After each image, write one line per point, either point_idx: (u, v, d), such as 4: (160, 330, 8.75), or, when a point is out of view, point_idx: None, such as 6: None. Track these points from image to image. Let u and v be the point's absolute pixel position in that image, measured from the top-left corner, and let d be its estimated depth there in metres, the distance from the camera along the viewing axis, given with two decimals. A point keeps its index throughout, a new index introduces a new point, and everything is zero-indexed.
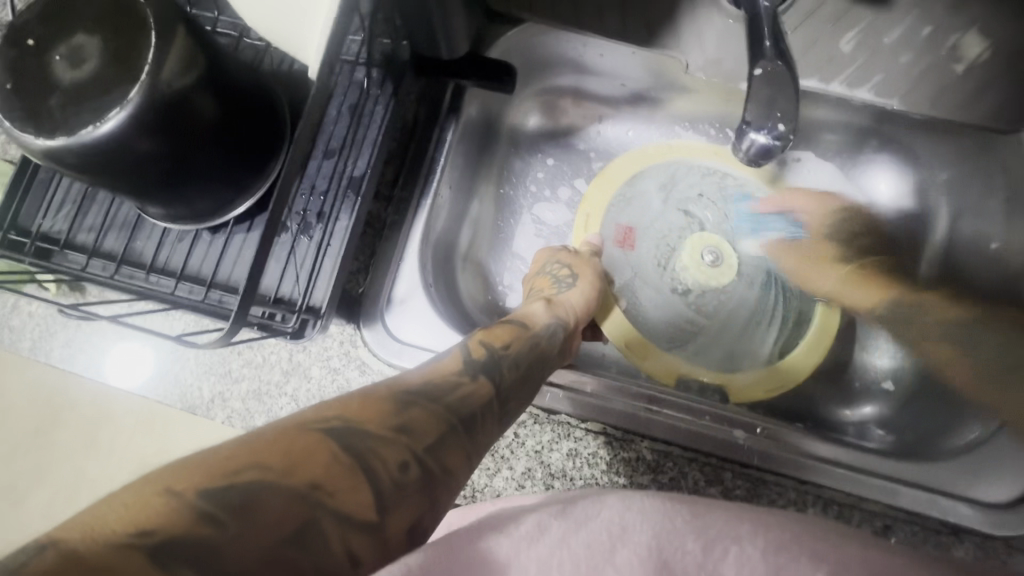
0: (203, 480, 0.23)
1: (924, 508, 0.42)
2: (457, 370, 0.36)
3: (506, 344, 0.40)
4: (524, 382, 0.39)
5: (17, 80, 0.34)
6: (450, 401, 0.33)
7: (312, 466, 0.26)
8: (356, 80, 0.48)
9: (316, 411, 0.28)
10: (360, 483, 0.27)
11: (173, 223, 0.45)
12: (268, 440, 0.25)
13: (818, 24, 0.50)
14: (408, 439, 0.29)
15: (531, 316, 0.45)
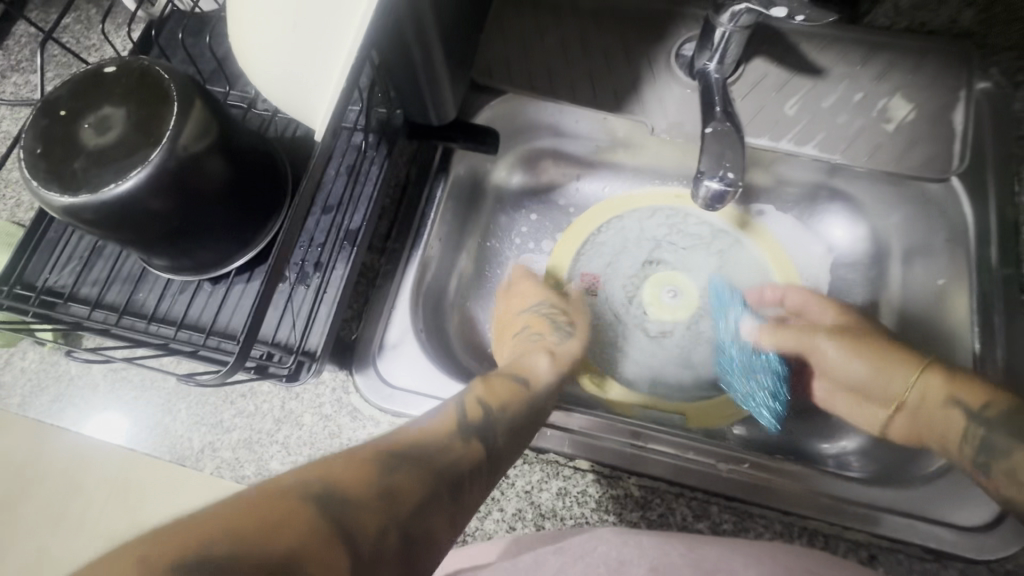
0: (175, 552, 0.24)
1: (904, 534, 0.43)
2: (452, 431, 0.40)
3: (504, 403, 0.44)
4: (518, 442, 0.43)
5: (47, 145, 0.38)
6: (435, 467, 0.37)
7: (289, 534, 0.27)
8: (354, 145, 0.52)
9: (295, 479, 0.31)
10: (337, 549, 0.28)
11: (175, 274, 0.48)
12: (243, 510, 0.27)
13: (764, 92, 0.57)
14: (387, 507, 0.32)
15: (532, 371, 0.50)
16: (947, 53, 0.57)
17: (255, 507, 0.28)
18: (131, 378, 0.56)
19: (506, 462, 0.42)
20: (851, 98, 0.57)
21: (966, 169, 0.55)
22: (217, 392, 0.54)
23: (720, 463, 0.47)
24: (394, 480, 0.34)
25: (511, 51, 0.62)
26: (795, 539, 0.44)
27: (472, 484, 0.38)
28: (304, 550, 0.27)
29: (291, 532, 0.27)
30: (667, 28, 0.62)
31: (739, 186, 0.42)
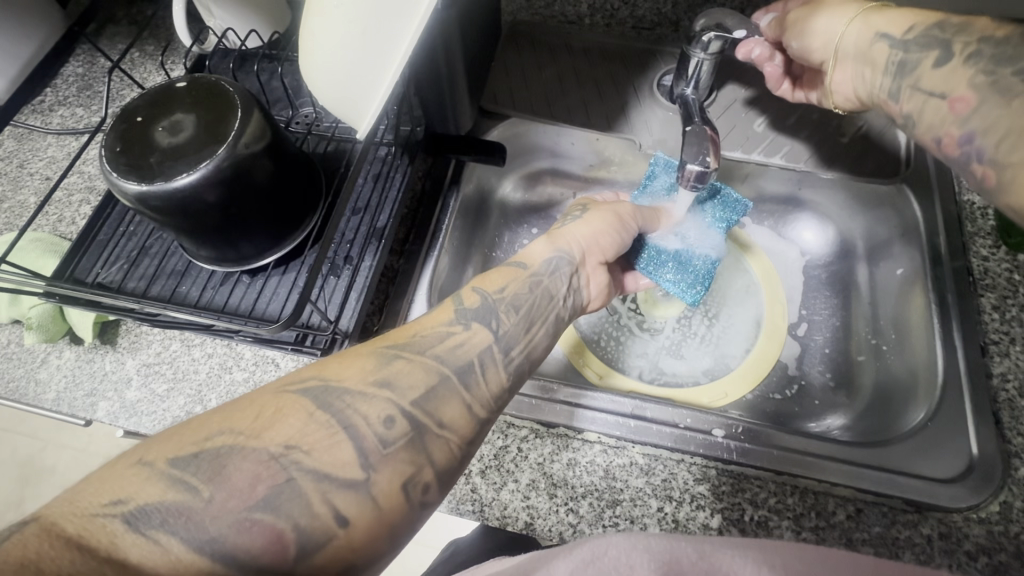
0: (176, 452, 0.31)
1: (885, 487, 0.48)
2: (449, 319, 0.43)
3: (500, 289, 0.46)
4: (529, 328, 0.45)
5: (126, 145, 0.45)
6: (437, 351, 0.40)
7: (277, 434, 0.33)
8: (380, 157, 0.59)
9: (296, 375, 0.36)
10: (341, 442, 0.34)
11: (218, 266, 0.53)
12: (242, 413, 0.33)
13: (734, 114, 0.67)
14: (389, 396, 0.36)
15: (534, 253, 0.50)
16: None
17: (248, 409, 0.34)
18: (164, 372, 0.59)
19: (524, 343, 0.44)
20: (811, 116, 0.66)
21: (913, 174, 0.63)
22: (246, 382, 0.58)
23: (716, 430, 0.51)
24: (392, 371, 0.38)
25: (515, 83, 0.71)
26: (788, 497, 0.48)
27: (485, 366, 0.41)
28: (300, 440, 0.33)
29: (282, 429, 0.33)
30: (648, 63, 0.71)
31: (715, 167, 0.49)
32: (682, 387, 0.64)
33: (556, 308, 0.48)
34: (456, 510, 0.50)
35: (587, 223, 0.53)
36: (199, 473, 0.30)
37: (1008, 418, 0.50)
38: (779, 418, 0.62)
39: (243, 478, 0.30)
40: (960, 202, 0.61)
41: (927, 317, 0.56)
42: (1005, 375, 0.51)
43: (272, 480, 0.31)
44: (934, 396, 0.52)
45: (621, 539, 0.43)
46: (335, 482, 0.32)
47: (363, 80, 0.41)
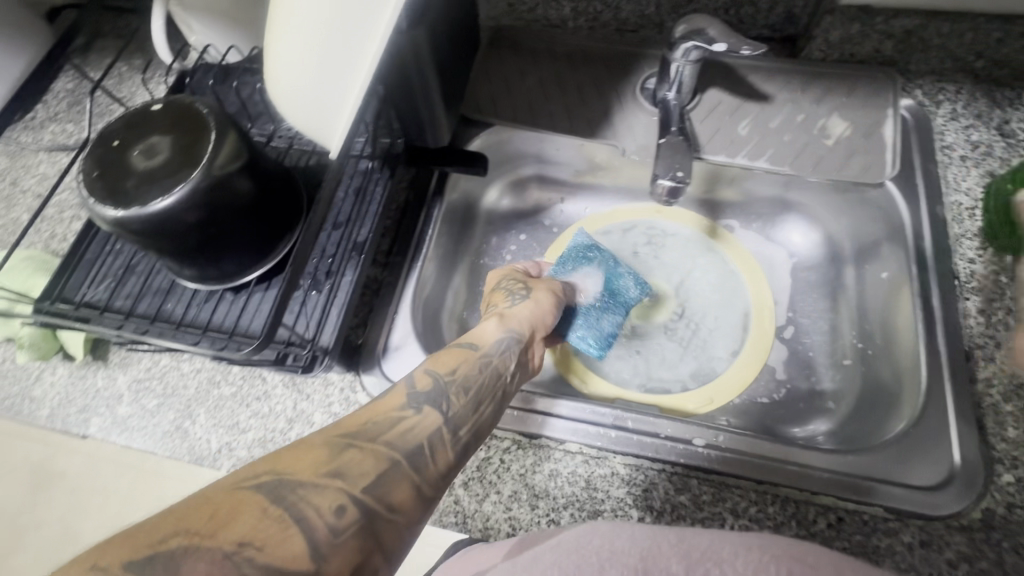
0: (131, 556, 0.29)
1: (864, 495, 0.47)
2: (401, 404, 0.44)
3: (451, 371, 0.48)
4: (479, 405, 0.47)
5: (102, 169, 0.45)
6: (387, 438, 0.41)
7: (232, 531, 0.32)
8: (360, 170, 0.59)
9: (249, 470, 0.36)
10: (290, 535, 0.33)
11: (202, 284, 0.54)
12: (193, 510, 0.32)
13: (719, 116, 0.66)
14: (340, 486, 0.36)
15: (484, 335, 0.53)
16: (875, 76, 0.66)
17: (201, 508, 0.33)
18: (154, 388, 0.60)
19: (473, 422, 0.46)
20: (795, 119, 0.65)
21: (899, 174, 0.62)
22: (233, 396, 0.59)
23: (696, 439, 0.52)
24: (344, 462, 0.38)
25: (498, 89, 0.70)
26: (768, 507, 0.48)
27: (433, 447, 0.42)
28: (253, 537, 0.32)
29: (238, 526, 0.32)
30: (632, 65, 0.71)
31: (689, 181, 0.48)
32: (669, 393, 0.64)
33: (505, 386, 0.50)
34: (439, 522, 0.50)
35: (530, 301, 0.58)
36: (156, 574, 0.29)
37: (993, 423, 0.49)
38: (765, 426, 0.61)
39: None
40: (945, 203, 0.60)
41: (913, 322, 0.55)
42: (990, 380, 0.51)
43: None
44: (916, 407, 0.51)
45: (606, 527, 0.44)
46: None
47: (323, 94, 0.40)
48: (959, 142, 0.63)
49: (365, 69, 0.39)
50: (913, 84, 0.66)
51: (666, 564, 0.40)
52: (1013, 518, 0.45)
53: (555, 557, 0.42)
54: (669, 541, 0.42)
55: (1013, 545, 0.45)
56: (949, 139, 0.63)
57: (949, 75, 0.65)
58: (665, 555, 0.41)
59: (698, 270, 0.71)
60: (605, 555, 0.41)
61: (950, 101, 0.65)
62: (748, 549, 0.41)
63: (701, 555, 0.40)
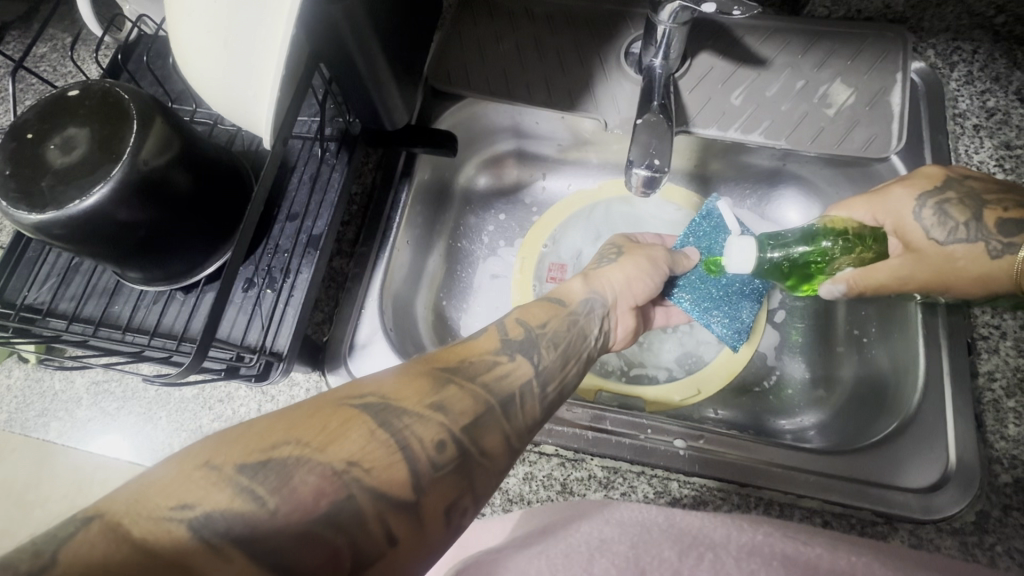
0: (243, 458, 0.29)
1: (855, 499, 0.45)
2: (496, 349, 0.42)
3: (543, 323, 0.46)
4: (566, 362, 0.45)
5: (16, 167, 0.41)
6: (487, 379, 0.39)
7: (349, 447, 0.31)
8: (315, 155, 0.54)
9: (356, 389, 0.34)
10: (396, 463, 0.31)
11: (149, 285, 0.50)
12: (305, 419, 0.31)
13: (710, 85, 0.60)
14: (443, 421, 0.34)
15: (570, 292, 0.52)
16: (882, 35, 0.60)
17: (313, 418, 0.32)
18: (112, 391, 0.57)
19: (559, 379, 0.43)
20: (794, 86, 0.59)
21: (904, 147, 0.57)
22: (195, 399, 0.56)
23: (677, 440, 0.49)
24: (445, 396, 0.36)
25: (469, 57, 0.64)
26: (752, 510, 0.46)
27: (524, 397, 0.40)
28: (362, 457, 0.31)
29: (347, 445, 0.31)
30: (617, 27, 0.64)
31: (666, 170, 0.44)
32: (653, 385, 0.61)
33: (588, 349, 0.48)
34: None
35: (622, 266, 0.54)
36: (267, 482, 0.28)
37: (992, 420, 0.46)
38: (753, 417, 0.59)
39: (307, 490, 0.28)
40: None
41: (909, 316, 0.52)
42: (992, 374, 0.48)
43: (335, 496, 0.29)
44: (907, 408, 0.49)
45: (587, 523, 0.41)
46: (391, 501, 0.30)
47: (233, 110, 0.37)
48: (973, 109, 0.57)
49: (280, 35, 0.33)
50: (925, 44, 0.60)
51: (658, 549, 0.38)
52: (1008, 521, 0.43)
53: (541, 545, 0.39)
54: (660, 530, 0.40)
55: (1007, 549, 0.42)
56: (963, 107, 0.57)
57: (966, 33, 0.59)
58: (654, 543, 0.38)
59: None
60: (595, 543, 0.39)
61: (965, 63, 0.59)
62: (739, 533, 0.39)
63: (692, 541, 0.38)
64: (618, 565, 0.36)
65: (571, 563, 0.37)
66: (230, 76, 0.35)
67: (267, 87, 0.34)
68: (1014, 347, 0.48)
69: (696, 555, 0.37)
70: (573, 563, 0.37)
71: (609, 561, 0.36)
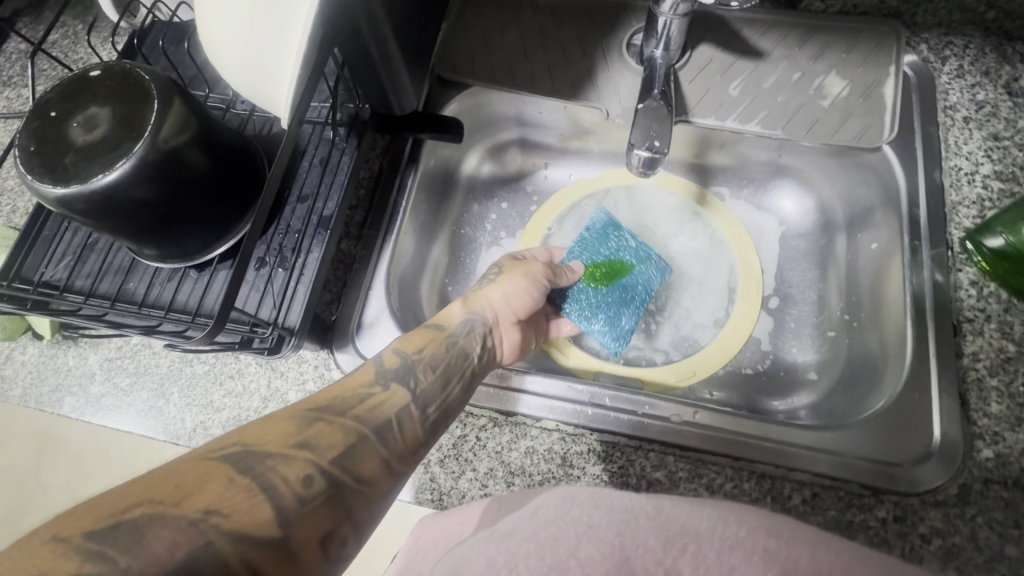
0: (90, 525, 0.28)
1: (841, 472, 0.47)
2: (370, 380, 0.44)
3: (419, 349, 0.48)
4: (446, 384, 0.47)
5: (40, 143, 0.42)
6: (357, 413, 0.41)
7: (204, 496, 0.31)
8: (326, 139, 0.56)
9: (215, 443, 0.35)
10: (258, 504, 0.32)
11: (164, 262, 0.52)
12: (157, 480, 0.31)
13: (709, 76, 0.62)
14: (309, 456, 0.36)
15: (449, 317, 0.53)
16: (877, 29, 0.61)
17: (166, 478, 0.32)
18: (125, 367, 0.59)
19: (440, 401, 0.46)
20: (790, 78, 0.61)
21: (897, 138, 0.58)
22: (206, 375, 0.58)
23: (673, 416, 0.51)
24: (312, 433, 0.38)
25: (474, 46, 0.66)
26: (744, 483, 0.48)
27: (400, 423, 0.42)
28: (220, 505, 0.31)
29: (203, 495, 0.31)
30: (619, 19, 0.66)
31: (666, 152, 0.45)
32: (651, 367, 0.63)
33: (471, 366, 0.50)
34: (415, 499, 0.51)
35: (500, 284, 0.56)
36: (118, 544, 0.27)
37: (975, 398, 0.48)
38: (746, 398, 0.61)
39: (162, 546, 0.28)
40: (944, 167, 0.57)
41: (900, 299, 0.54)
42: (976, 355, 0.50)
43: (192, 547, 0.29)
44: (897, 387, 0.50)
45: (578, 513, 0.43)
46: (255, 542, 0.31)
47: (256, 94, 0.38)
48: (963, 102, 0.59)
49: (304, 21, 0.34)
50: (919, 38, 0.62)
51: (643, 538, 0.39)
52: (988, 493, 0.45)
53: (532, 527, 0.42)
54: (647, 518, 0.41)
55: (987, 520, 0.44)
56: (954, 99, 0.59)
57: (958, 28, 0.61)
58: (642, 528, 0.40)
59: (681, 243, 0.69)
60: (583, 530, 0.41)
61: (957, 57, 0.61)
62: (727, 523, 0.41)
63: (679, 530, 0.40)
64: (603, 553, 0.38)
65: (560, 549, 0.39)
66: (255, 61, 0.36)
67: (289, 72, 0.36)
68: (998, 329, 0.50)
69: (679, 546, 0.39)
70: (561, 548, 0.39)
71: (594, 547, 0.39)
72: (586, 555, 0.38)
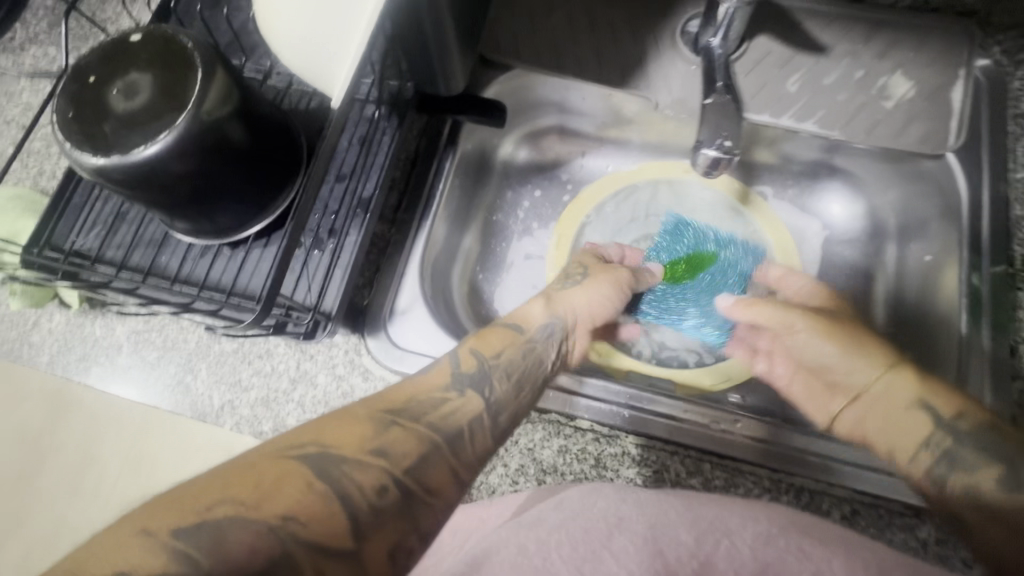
0: (179, 521, 0.29)
1: (880, 490, 0.47)
2: (444, 385, 0.43)
3: (497, 353, 0.47)
4: (520, 391, 0.45)
5: (78, 109, 0.40)
6: (432, 420, 0.40)
7: (283, 500, 0.32)
8: (365, 116, 0.54)
9: (295, 439, 0.35)
10: (336, 514, 0.32)
11: (197, 238, 0.51)
12: (239, 478, 0.32)
13: (767, 69, 0.59)
14: (383, 464, 0.36)
15: (529, 316, 0.51)
16: (949, 28, 0.58)
17: (248, 476, 0.32)
18: (154, 340, 0.58)
19: (511, 410, 0.44)
20: (852, 76, 0.58)
21: (962, 146, 0.56)
22: (235, 353, 0.57)
23: (713, 424, 0.50)
24: (387, 439, 0.37)
25: (520, 26, 0.63)
26: (782, 495, 0.48)
27: (472, 432, 0.41)
28: (297, 511, 0.31)
29: (281, 498, 0.32)
30: (674, 3, 0.63)
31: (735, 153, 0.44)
32: (684, 369, 0.62)
33: (542, 375, 0.48)
34: None
35: (585, 288, 0.55)
36: (202, 544, 0.29)
37: None
38: (781, 405, 0.60)
39: (240, 549, 0.29)
40: (1011, 180, 0.55)
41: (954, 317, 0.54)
42: None
43: (268, 555, 0.30)
44: None
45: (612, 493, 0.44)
46: (329, 552, 0.31)
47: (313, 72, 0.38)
48: None
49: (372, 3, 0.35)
50: (992, 40, 0.59)
51: (674, 530, 0.40)
52: None
53: (560, 517, 0.42)
54: (677, 511, 0.41)
55: None
56: None
57: None
58: (672, 522, 0.40)
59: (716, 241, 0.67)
60: (614, 521, 0.41)
61: None
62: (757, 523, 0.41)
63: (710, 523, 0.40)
64: (636, 542, 0.39)
65: (591, 539, 0.39)
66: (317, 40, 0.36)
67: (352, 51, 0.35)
68: None
69: (712, 540, 0.39)
70: (593, 540, 0.39)
71: (627, 539, 0.39)
72: (619, 547, 0.39)
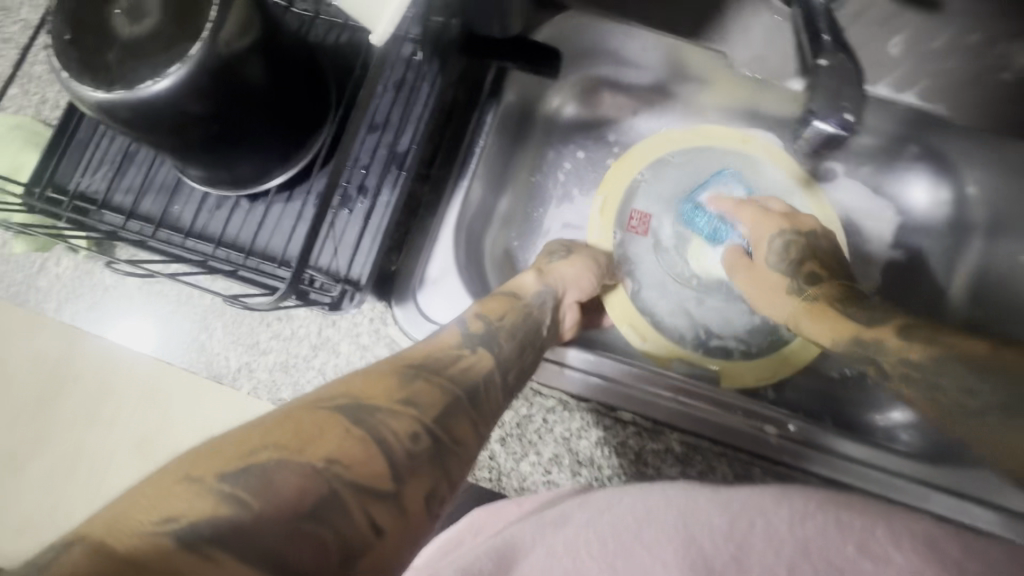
0: (224, 466, 0.24)
1: (949, 513, 0.43)
2: (457, 342, 0.39)
3: (500, 316, 0.42)
4: (523, 350, 0.41)
5: (76, 31, 0.34)
6: (451, 373, 0.35)
7: (326, 442, 0.27)
8: (402, 57, 0.46)
9: (319, 395, 0.30)
10: (372, 454, 0.28)
11: (211, 187, 0.45)
12: (278, 423, 0.27)
13: (866, 27, 0.51)
14: (413, 412, 0.31)
15: (521, 285, 0.47)
16: None
17: (282, 423, 0.27)
18: (167, 293, 0.55)
19: (517, 368, 0.40)
20: None
21: None
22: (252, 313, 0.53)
23: (767, 426, 0.46)
24: (416, 391, 0.32)
25: None
26: None
27: (488, 388, 0.37)
28: (343, 453, 0.27)
29: (326, 445, 0.27)
30: None
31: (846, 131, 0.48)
32: (729, 357, 0.58)
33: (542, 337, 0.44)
34: (472, 476, 0.47)
35: (571, 262, 0.52)
36: (250, 485, 0.24)
37: None
38: (830, 405, 0.56)
39: (287, 488, 0.24)
40: None
41: None
42: None
43: (315, 497, 0.25)
44: None
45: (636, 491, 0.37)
46: (371, 492, 0.26)
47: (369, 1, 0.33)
48: None
49: None
50: None
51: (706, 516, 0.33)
52: None
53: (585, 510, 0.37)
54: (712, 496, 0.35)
55: None
56: None
57: None
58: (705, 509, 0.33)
59: None
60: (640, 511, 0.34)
61: None
62: (791, 496, 0.32)
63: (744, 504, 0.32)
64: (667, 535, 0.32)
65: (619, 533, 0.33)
66: None
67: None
68: None
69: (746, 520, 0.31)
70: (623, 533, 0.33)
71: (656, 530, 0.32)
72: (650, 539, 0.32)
